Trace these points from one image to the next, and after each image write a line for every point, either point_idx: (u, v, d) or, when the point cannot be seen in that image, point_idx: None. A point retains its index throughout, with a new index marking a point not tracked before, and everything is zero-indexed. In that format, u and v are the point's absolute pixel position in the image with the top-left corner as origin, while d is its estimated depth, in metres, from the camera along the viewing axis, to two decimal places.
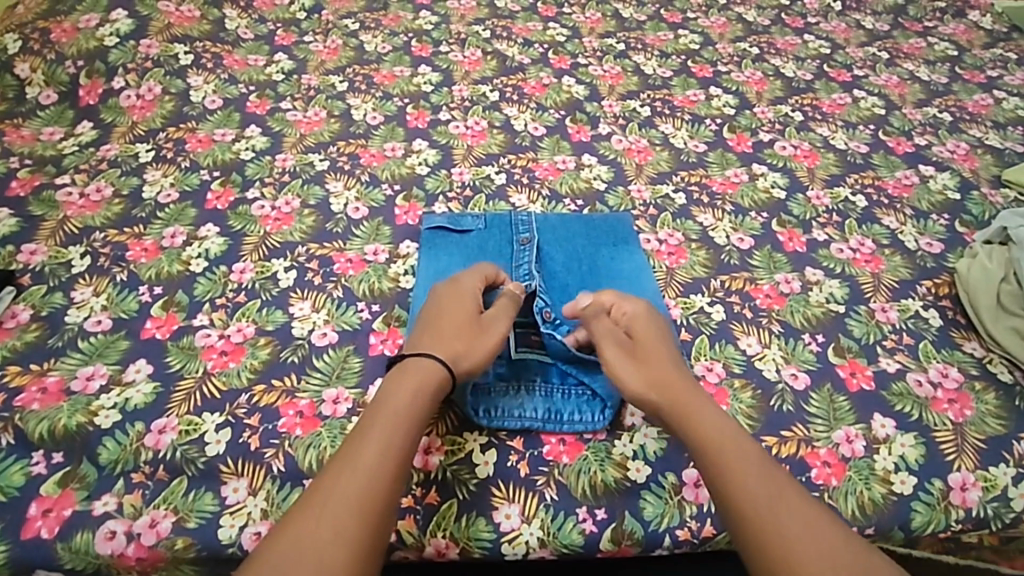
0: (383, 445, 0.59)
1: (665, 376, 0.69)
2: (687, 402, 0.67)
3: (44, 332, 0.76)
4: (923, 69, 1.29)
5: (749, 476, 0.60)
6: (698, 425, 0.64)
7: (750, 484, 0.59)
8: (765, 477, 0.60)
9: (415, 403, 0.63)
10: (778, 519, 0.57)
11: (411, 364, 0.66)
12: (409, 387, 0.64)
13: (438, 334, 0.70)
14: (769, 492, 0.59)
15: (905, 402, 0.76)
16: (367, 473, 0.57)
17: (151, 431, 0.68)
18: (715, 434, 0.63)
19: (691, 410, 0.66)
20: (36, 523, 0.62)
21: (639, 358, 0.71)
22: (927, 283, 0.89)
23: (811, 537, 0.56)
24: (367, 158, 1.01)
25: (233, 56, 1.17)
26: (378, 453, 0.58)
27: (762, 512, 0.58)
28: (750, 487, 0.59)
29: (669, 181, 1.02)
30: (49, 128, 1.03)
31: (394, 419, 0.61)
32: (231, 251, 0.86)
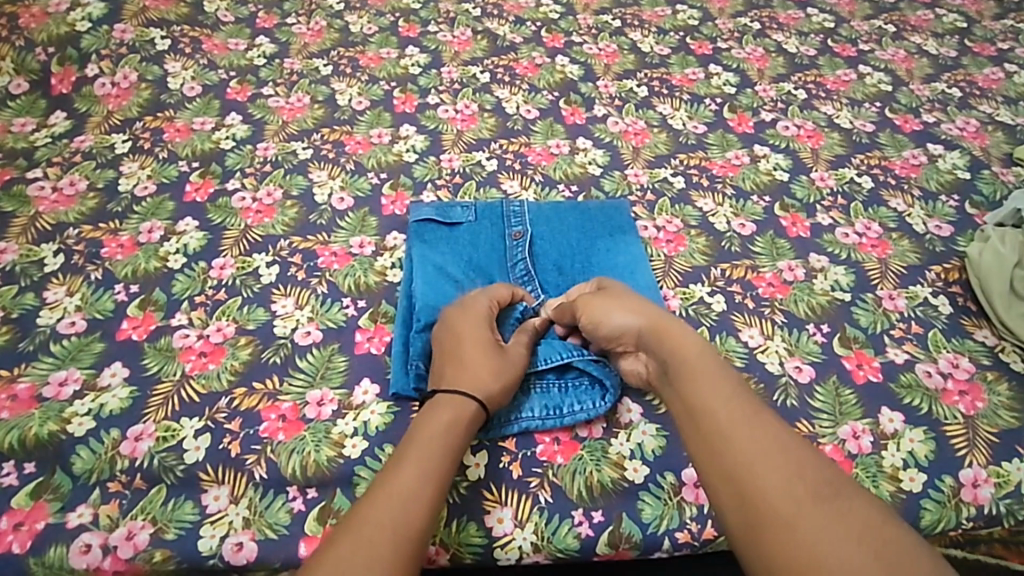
0: (417, 475, 0.56)
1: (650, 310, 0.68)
2: (669, 327, 0.65)
3: (15, 335, 0.73)
4: (931, 42, 1.24)
5: (726, 399, 0.58)
6: (676, 350, 0.63)
7: (726, 406, 0.57)
8: (741, 409, 0.57)
9: (449, 434, 0.60)
10: (752, 440, 0.54)
11: (439, 402, 0.63)
12: (440, 419, 0.61)
13: (455, 362, 0.66)
14: (746, 414, 0.56)
15: (914, 395, 0.73)
16: (403, 501, 0.54)
17: (127, 438, 0.65)
18: (695, 359, 0.62)
19: (667, 335, 0.65)
20: (7, 537, 0.60)
21: (620, 297, 0.70)
22: (937, 269, 0.85)
23: (786, 457, 0.52)
24: (352, 145, 0.97)
25: (212, 40, 1.12)
26: (417, 478, 0.56)
27: (733, 431, 0.55)
28: (724, 408, 0.57)
29: (667, 165, 0.98)
30: (20, 119, 0.98)
31: (427, 448, 0.58)
32: (211, 246, 0.83)
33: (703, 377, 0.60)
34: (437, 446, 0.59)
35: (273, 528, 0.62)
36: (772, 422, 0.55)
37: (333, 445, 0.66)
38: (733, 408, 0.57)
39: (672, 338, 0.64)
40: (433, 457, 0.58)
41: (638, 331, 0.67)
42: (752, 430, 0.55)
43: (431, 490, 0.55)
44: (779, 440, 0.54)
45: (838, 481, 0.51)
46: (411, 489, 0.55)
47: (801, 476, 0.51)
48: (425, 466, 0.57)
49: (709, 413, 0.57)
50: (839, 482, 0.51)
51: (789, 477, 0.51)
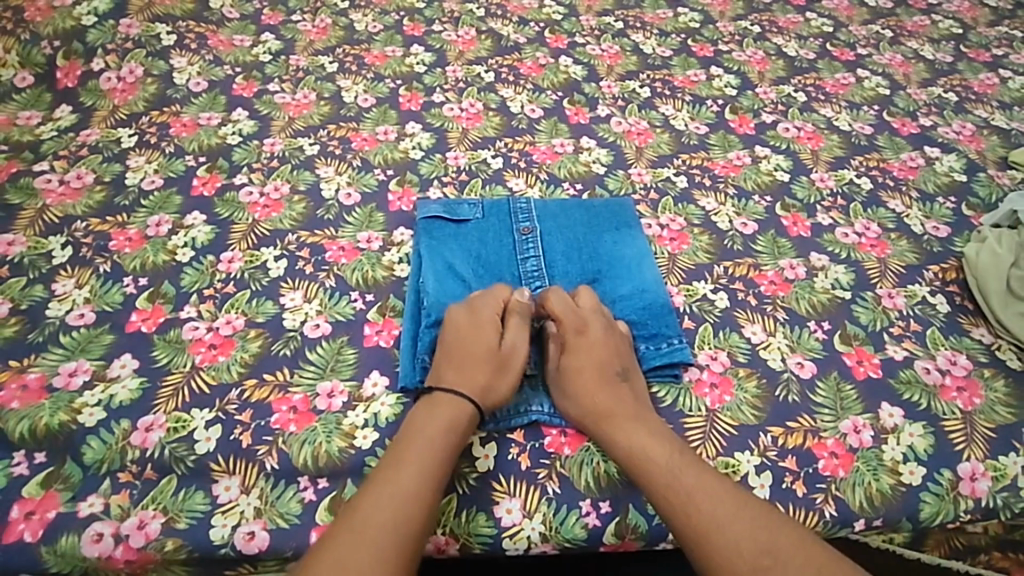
0: (422, 470, 0.59)
1: (609, 391, 0.67)
2: (622, 409, 0.66)
3: (25, 326, 0.73)
4: (928, 47, 1.26)
5: (673, 477, 0.60)
6: (626, 437, 0.64)
7: (674, 482, 0.59)
8: (687, 479, 0.59)
9: (445, 440, 0.62)
10: (701, 515, 0.57)
11: (436, 399, 0.65)
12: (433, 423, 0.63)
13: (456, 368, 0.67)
14: (694, 487, 0.59)
15: (913, 390, 0.74)
16: (405, 500, 0.57)
17: (138, 429, 0.65)
18: (640, 438, 0.63)
19: (610, 422, 0.65)
20: (19, 526, 0.60)
21: (581, 372, 0.68)
22: (934, 268, 0.87)
23: (730, 527, 0.56)
24: (358, 142, 0.98)
25: (217, 36, 1.12)
26: (421, 470, 0.59)
27: (685, 507, 0.58)
28: (675, 485, 0.59)
29: (670, 164, 0.99)
30: (27, 112, 0.98)
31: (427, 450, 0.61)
32: (219, 240, 0.83)
33: (650, 458, 0.62)
34: (443, 441, 0.62)
35: (283, 517, 0.62)
36: (717, 490, 0.58)
37: (344, 437, 0.67)
38: (679, 485, 0.59)
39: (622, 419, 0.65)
40: (438, 451, 0.61)
41: (593, 417, 0.66)
42: (702, 506, 0.57)
43: (433, 490, 0.58)
44: (728, 510, 0.57)
45: (780, 544, 0.55)
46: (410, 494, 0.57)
47: (750, 550, 0.54)
48: (431, 461, 0.60)
49: (661, 492, 0.60)
50: (782, 545, 0.55)
51: (739, 551, 0.54)
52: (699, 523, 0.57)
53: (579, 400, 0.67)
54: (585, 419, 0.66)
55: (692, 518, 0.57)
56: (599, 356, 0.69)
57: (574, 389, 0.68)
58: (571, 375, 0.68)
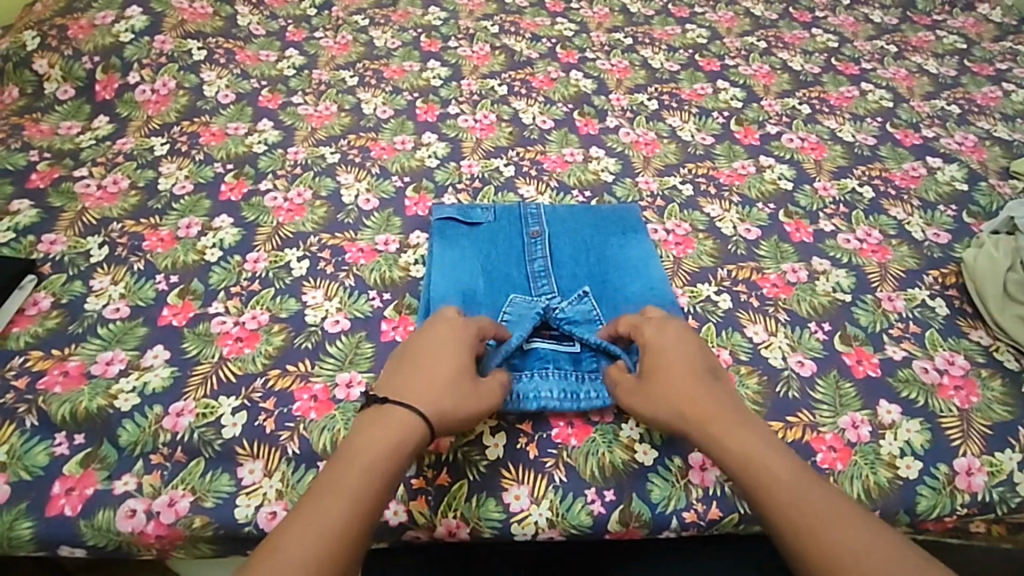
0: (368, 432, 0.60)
1: (704, 395, 0.65)
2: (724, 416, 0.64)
3: (65, 318, 0.78)
4: (932, 62, 1.29)
5: (787, 473, 0.59)
6: (731, 436, 0.62)
7: (778, 476, 0.59)
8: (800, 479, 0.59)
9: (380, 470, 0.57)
10: (803, 507, 0.57)
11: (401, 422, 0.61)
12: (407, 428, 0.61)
13: (427, 378, 0.65)
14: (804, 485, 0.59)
15: (911, 389, 0.76)
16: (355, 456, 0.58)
17: (169, 414, 0.69)
18: (741, 435, 0.62)
19: (709, 427, 0.63)
20: (60, 501, 0.64)
21: (659, 376, 0.67)
22: (934, 273, 0.89)
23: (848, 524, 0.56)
24: (377, 151, 1.03)
25: (245, 52, 1.18)
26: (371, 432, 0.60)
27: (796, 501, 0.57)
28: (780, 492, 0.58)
29: (676, 173, 1.03)
30: (68, 122, 1.05)
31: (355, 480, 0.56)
32: (246, 241, 0.88)
33: (759, 456, 0.61)
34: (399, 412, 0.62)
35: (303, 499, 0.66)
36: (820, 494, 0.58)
37: None
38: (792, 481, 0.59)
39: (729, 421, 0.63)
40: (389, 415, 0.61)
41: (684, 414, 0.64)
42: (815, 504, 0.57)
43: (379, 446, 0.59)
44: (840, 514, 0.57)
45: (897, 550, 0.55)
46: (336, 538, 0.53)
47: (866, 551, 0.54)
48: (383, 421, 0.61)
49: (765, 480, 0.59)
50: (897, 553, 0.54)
51: (844, 549, 0.54)
52: (809, 527, 0.56)
53: (672, 399, 0.65)
54: (686, 415, 0.64)
55: (802, 510, 0.57)
56: (687, 358, 0.68)
57: (665, 386, 0.66)
58: (663, 373, 0.67)
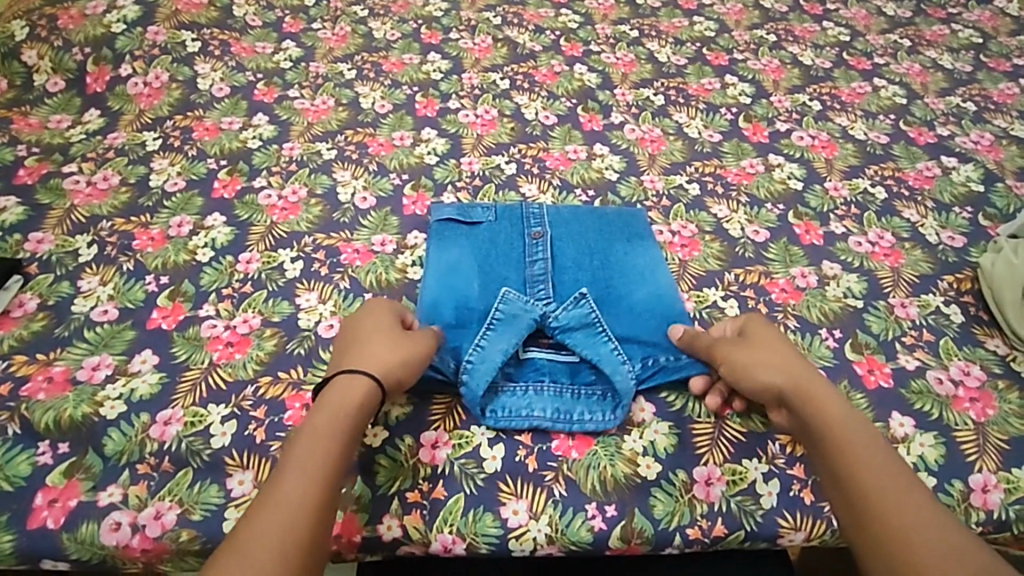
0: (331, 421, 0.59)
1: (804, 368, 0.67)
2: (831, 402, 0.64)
3: (51, 321, 0.75)
4: (947, 57, 1.25)
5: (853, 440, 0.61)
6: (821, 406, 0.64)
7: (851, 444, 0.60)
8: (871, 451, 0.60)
9: (325, 461, 0.56)
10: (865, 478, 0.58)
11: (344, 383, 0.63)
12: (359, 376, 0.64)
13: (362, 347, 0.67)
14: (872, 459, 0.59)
15: (925, 400, 0.74)
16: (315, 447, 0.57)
17: (157, 422, 0.67)
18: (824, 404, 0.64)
19: (817, 395, 0.64)
20: (42, 513, 0.62)
21: (766, 341, 0.70)
22: (948, 278, 0.87)
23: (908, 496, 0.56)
24: (375, 147, 1.00)
25: (240, 44, 1.15)
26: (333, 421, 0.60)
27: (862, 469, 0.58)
28: (875, 476, 0.57)
29: (683, 172, 0.99)
30: (57, 115, 1.02)
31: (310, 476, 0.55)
32: (238, 241, 0.85)
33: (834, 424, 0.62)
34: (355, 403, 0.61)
35: None
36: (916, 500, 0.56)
37: None
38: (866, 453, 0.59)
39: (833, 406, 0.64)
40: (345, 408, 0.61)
41: (782, 385, 0.66)
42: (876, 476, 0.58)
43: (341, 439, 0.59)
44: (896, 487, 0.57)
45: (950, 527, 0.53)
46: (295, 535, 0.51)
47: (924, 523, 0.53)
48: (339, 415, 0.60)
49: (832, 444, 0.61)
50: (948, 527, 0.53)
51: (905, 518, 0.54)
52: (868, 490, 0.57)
53: (773, 368, 0.67)
54: (785, 386, 0.66)
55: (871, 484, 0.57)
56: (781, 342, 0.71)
57: (762, 357, 0.68)
58: (761, 349, 0.69)
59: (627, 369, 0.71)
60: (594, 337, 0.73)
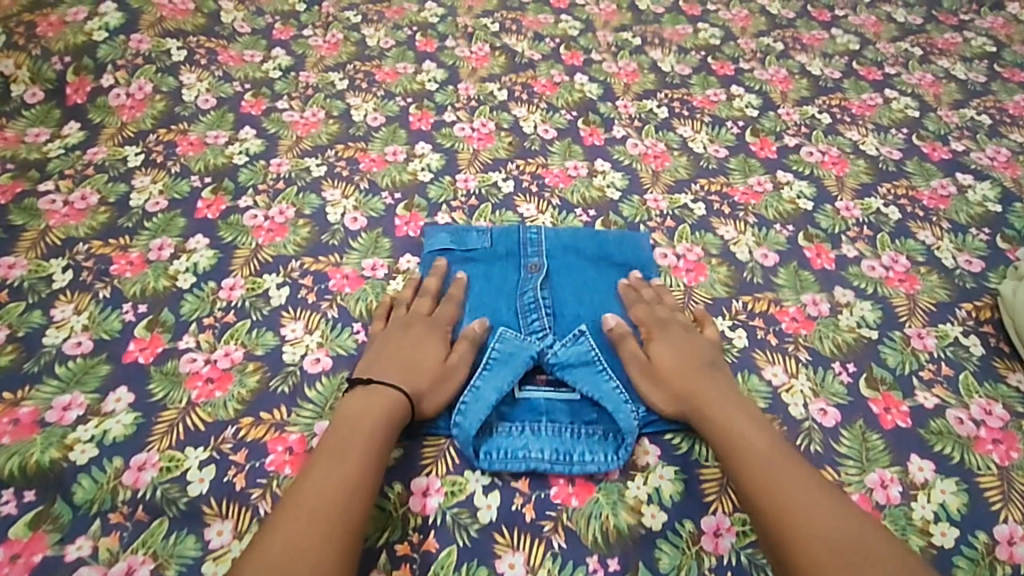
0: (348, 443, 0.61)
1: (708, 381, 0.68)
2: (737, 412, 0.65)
3: (21, 354, 0.71)
4: (960, 66, 1.21)
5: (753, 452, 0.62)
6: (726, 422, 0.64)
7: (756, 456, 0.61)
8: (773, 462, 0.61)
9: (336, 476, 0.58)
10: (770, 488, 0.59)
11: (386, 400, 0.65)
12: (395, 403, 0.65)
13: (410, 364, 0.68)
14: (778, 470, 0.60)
15: (945, 442, 0.70)
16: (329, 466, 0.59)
17: (130, 468, 0.63)
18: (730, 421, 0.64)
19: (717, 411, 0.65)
20: (3, 569, 0.57)
21: (667, 358, 0.70)
22: (968, 306, 0.82)
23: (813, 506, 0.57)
24: (366, 163, 0.96)
25: (227, 52, 1.11)
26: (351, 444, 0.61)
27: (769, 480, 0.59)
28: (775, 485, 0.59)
29: (688, 190, 0.95)
30: (34, 129, 0.98)
31: (311, 502, 0.55)
32: (221, 265, 0.81)
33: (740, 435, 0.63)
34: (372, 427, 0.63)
35: None
36: (829, 504, 0.57)
37: None
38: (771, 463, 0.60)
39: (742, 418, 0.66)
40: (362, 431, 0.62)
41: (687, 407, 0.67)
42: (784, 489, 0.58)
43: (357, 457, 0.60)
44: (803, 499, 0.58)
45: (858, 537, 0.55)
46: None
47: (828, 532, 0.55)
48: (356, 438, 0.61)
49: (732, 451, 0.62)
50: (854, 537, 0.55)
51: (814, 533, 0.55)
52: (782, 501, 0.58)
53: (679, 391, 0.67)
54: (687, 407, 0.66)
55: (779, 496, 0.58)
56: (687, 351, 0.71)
57: (668, 380, 0.68)
58: (669, 370, 0.69)
59: (631, 408, 0.68)
60: (597, 374, 0.69)
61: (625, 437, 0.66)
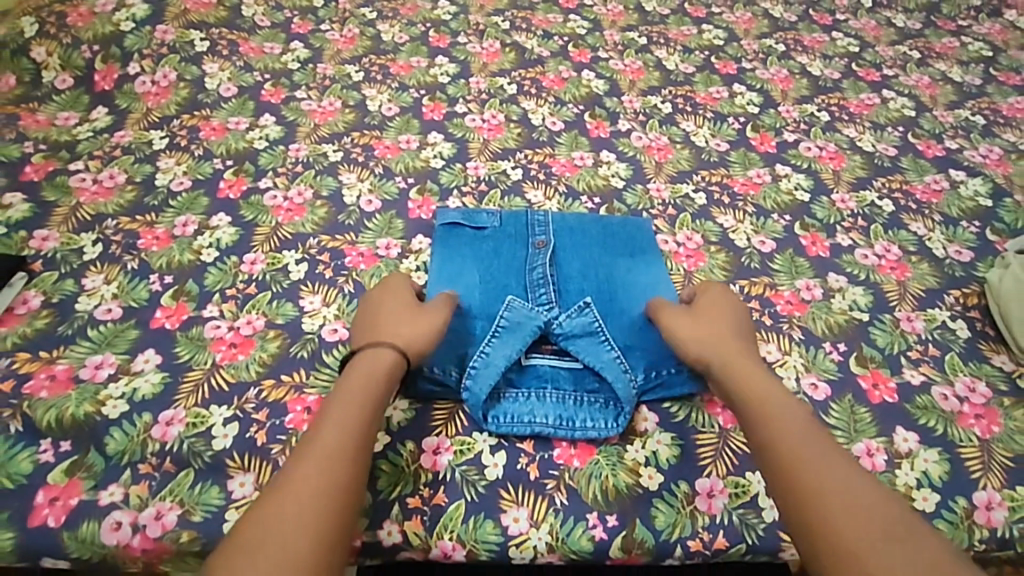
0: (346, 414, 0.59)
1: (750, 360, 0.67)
2: (762, 375, 0.65)
3: (54, 319, 0.75)
4: (957, 69, 1.25)
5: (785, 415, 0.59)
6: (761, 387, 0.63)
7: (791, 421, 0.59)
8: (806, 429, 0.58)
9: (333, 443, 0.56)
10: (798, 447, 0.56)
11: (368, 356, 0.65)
12: (360, 371, 0.63)
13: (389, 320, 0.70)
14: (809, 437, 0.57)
15: (930, 416, 0.73)
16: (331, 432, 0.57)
17: (159, 423, 0.67)
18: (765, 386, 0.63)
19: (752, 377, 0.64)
20: (43, 511, 0.62)
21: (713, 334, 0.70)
22: (955, 293, 0.86)
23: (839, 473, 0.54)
24: (381, 150, 1.00)
25: (248, 44, 1.15)
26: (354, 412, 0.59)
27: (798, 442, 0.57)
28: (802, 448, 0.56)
29: (689, 181, 0.99)
30: (65, 113, 1.02)
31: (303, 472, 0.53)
32: (243, 241, 0.85)
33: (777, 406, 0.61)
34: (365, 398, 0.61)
35: None
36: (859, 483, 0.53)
37: None
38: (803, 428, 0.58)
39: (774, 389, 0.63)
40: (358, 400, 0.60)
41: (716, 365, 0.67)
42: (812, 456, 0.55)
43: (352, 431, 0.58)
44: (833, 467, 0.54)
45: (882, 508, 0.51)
46: (316, 526, 0.50)
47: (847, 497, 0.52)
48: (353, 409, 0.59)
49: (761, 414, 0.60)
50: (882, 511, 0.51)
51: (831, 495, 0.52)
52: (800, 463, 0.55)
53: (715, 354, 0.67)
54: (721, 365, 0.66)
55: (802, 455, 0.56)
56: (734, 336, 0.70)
57: (704, 343, 0.69)
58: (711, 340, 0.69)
59: (629, 377, 0.71)
60: (598, 345, 0.73)
61: (624, 406, 0.69)
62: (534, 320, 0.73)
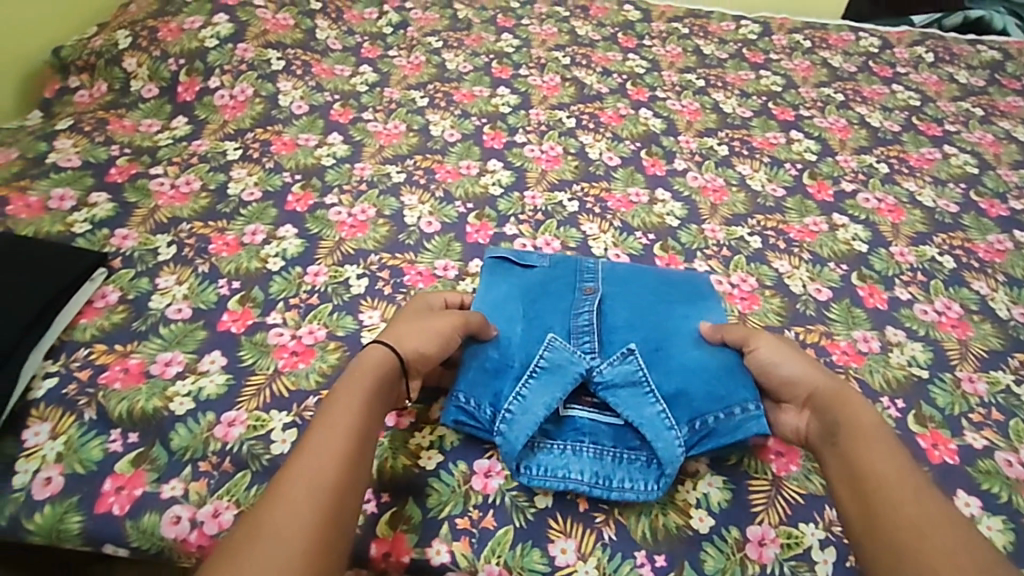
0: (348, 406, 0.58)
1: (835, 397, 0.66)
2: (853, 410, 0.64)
3: (129, 314, 0.79)
4: (1021, 129, 1.23)
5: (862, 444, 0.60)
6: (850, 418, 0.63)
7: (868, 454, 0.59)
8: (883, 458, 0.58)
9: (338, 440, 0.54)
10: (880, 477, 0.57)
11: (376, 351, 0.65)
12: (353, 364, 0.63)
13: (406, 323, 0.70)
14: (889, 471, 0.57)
15: (993, 482, 0.71)
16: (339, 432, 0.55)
17: (221, 423, 0.69)
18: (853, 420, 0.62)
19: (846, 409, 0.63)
20: (109, 499, 0.64)
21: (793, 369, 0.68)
22: (1019, 357, 0.84)
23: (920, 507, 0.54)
24: (443, 174, 1.03)
25: (321, 65, 1.21)
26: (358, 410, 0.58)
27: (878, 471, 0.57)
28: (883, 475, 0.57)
29: (745, 223, 0.99)
30: (148, 120, 1.08)
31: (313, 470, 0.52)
32: (307, 253, 0.88)
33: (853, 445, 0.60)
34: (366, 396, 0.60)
35: None
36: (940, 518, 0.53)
37: (409, 455, 0.69)
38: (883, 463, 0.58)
39: (868, 439, 0.60)
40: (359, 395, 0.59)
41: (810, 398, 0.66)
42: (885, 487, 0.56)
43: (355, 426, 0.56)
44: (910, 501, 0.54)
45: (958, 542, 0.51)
46: (319, 523, 0.48)
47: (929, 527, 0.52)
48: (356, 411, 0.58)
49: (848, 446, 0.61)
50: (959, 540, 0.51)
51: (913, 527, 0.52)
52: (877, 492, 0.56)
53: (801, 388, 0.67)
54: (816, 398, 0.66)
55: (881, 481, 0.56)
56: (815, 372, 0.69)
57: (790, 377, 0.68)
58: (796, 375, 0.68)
59: (674, 437, 0.66)
60: (641, 399, 0.68)
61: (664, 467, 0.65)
62: (573, 366, 0.69)
